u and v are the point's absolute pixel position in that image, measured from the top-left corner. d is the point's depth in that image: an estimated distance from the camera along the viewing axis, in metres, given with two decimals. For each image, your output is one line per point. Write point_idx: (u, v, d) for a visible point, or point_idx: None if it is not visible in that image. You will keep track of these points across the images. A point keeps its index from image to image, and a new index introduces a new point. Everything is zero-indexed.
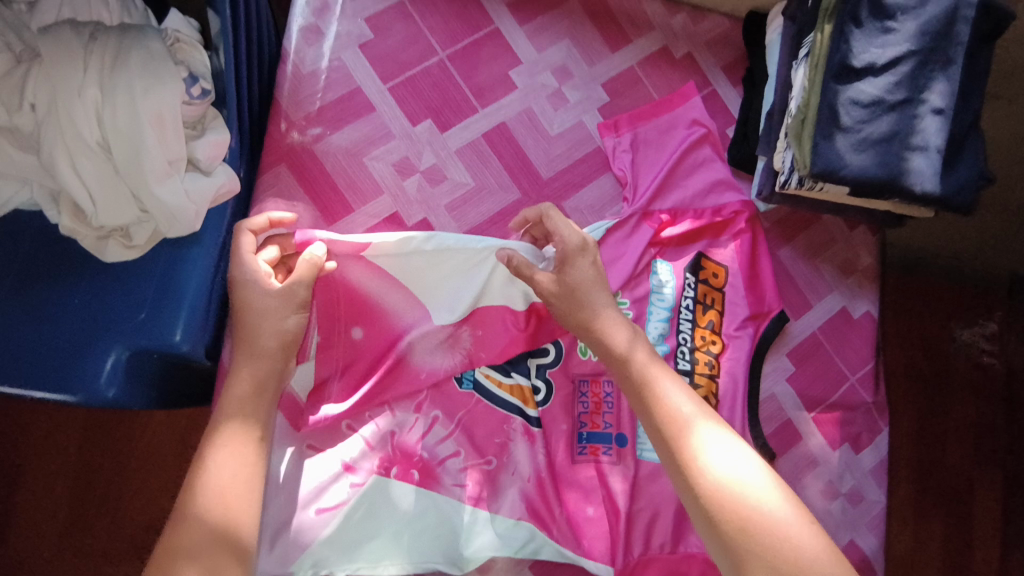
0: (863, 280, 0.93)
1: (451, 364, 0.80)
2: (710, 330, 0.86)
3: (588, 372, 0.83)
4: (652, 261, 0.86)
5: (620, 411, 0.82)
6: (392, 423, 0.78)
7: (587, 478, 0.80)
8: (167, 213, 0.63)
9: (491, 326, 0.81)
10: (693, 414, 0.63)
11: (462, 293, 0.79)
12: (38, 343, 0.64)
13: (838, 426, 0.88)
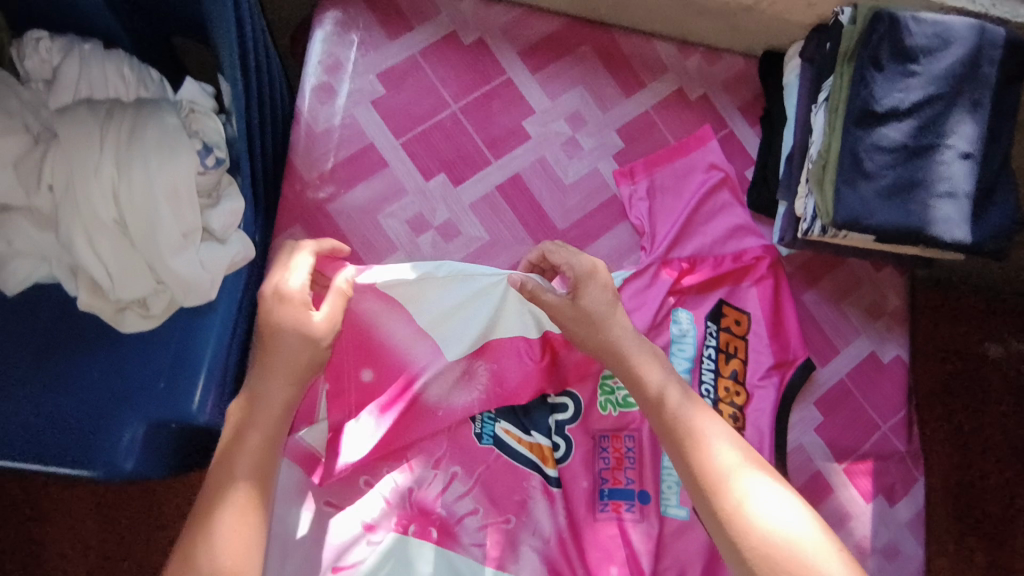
0: (892, 323, 0.90)
1: (469, 400, 0.79)
2: (734, 380, 0.83)
3: (609, 428, 0.82)
4: (671, 310, 0.83)
5: (642, 467, 0.81)
6: (412, 479, 0.77)
7: (610, 536, 0.78)
8: (183, 284, 0.64)
9: (504, 360, 0.80)
10: (735, 462, 0.60)
11: (474, 324, 0.79)
12: (56, 416, 0.64)
13: (871, 477, 0.85)
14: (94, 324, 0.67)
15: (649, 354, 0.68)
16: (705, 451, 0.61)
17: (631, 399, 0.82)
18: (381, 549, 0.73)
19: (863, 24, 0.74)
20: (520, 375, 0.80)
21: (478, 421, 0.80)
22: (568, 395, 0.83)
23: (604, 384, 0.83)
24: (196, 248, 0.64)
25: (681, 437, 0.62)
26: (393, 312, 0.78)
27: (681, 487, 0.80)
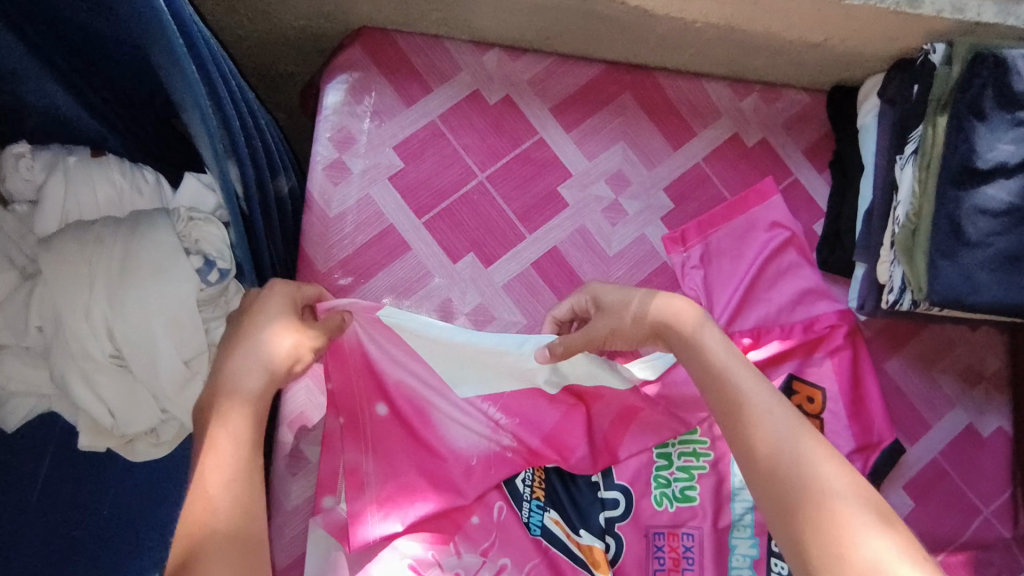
0: (992, 389, 0.79)
1: (486, 445, 0.70)
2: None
3: (665, 524, 0.72)
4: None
5: (703, 566, 0.71)
6: (457, 566, 0.67)
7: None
8: (192, 413, 0.58)
9: (536, 404, 0.71)
10: (884, 552, 0.44)
11: (497, 371, 0.70)
12: (70, 560, 0.59)
13: (976, 572, 0.74)
14: (104, 454, 0.62)
15: (774, 404, 0.53)
16: (844, 534, 0.45)
17: (690, 493, 0.73)
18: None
19: (960, 66, 0.65)
20: (554, 418, 0.71)
21: (524, 508, 0.71)
22: (618, 487, 0.73)
23: (659, 475, 0.74)
24: (201, 375, 0.58)
25: (804, 507, 0.47)
26: (408, 356, 0.69)
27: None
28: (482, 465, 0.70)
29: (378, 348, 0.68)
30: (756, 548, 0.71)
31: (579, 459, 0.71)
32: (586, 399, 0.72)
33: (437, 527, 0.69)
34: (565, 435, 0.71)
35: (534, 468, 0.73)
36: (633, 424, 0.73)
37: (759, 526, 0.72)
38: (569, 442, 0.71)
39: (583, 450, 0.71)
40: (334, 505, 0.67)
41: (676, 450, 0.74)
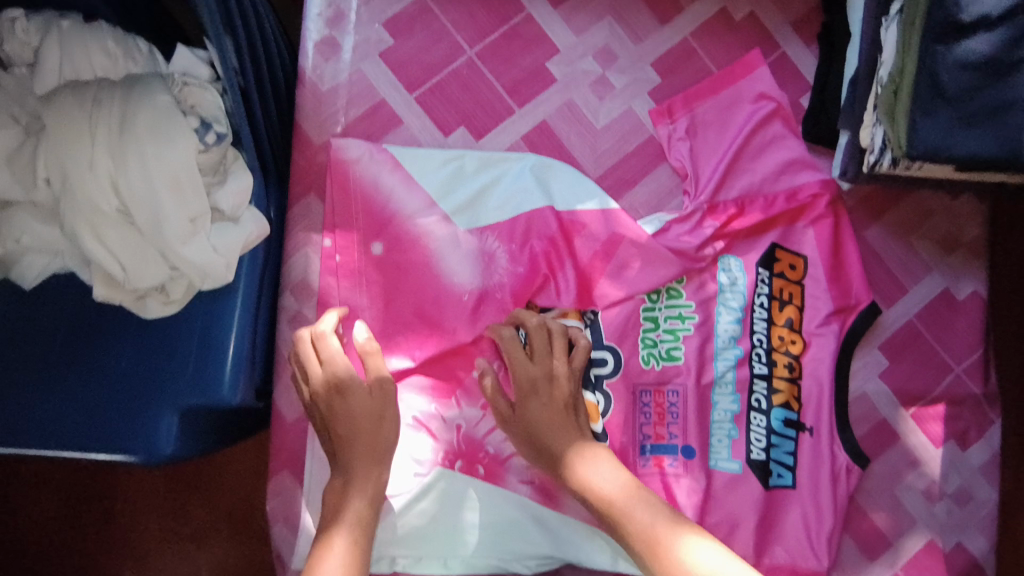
0: (970, 255, 0.81)
1: (478, 279, 0.74)
2: (790, 329, 0.78)
3: (651, 382, 0.78)
4: (719, 258, 0.78)
5: (686, 420, 0.78)
6: (459, 417, 0.74)
7: (656, 492, 0.76)
8: (198, 270, 0.62)
9: (532, 232, 0.75)
10: (709, 560, 0.56)
11: (491, 202, 0.75)
12: (94, 410, 0.63)
13: (943, 422, 0.80)
14: (116, 318, 0.65)
15: (605, 470, 0.64)
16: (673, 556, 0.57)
17: (676, 354, 0.78)
18: (427, 481, 0.73)
19: None
20: (540, 249, 0.75)
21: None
22: (607, 348, 0.77)
23: (645, 337, 0.78)
24: (205, 233, 0.61)
25: (644, 543, 0.59)
26: (405, 184, 0.74)
27: (732, 440, 0.78)
28: (474, 304, 0.73)
29: (370, 175, 0.73)
30: (737, 403, 0.78)
31: (564, 292, 0.74)
32: (572, 233, 0.75)
33: (439, 375, 0.74)
34: (551, 268, 0.75)
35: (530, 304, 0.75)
36: (619, 254, 0.75)
37: (739, 381, 0.78)
38: (555, 276, 0.75)
39: (567, 280, 0.75)
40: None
41: (662, 314, 0.78)
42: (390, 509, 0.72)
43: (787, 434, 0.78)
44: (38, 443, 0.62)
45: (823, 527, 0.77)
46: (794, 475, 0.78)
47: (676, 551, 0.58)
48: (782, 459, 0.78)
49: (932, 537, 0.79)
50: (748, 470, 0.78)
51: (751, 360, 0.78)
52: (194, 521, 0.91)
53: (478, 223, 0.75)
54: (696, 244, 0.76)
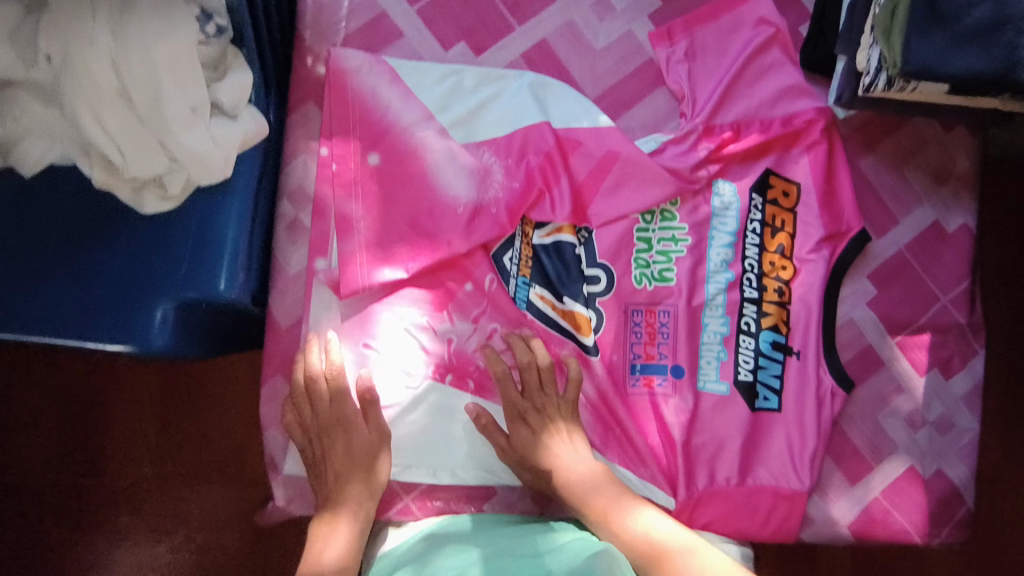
0: (960, 188, 0.82)
1: (473, 193, 0.74)
2: (781, 254, 0.79)
3: (643, 302, 0.78)
4: (713, 182, 0.79)
5: (676, 341, 0.79)
6: (450, 330, 0.75)
7: (643, 410, 0.78)
8: (196, 160, 0.62)
9: (528, 146, 0.76)
10: (659, 525, 0.69)
11: (488, 117, 0.77)
12: (88, 299, 0.63)
13: (928, 351, 0.81)
14: (115, 211, 0.64)
15: (577, 459, 0.72)
16: (628, 526, 0.68)
17: (668, 275, 0.79)
18: (417, 394, 0.73)
19: None
20: (536, 164, 0.76)
21: (512, 284, 0.77)
22: (601, 266, 0.78)
23: (639, 258, 0.79)
24: (206, 123, 0.62)
25: (600, 510, 0.70)
26: (403, 95, 0.74)
27: (721, 362, 0.79)
28: (469, 215, 0.74)
29: (367, 84, 0.74)
30: (726, 326, 0.79)
31: (559, 206, 0.76)
32: (567, 150, 0.77)
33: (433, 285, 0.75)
34: (546, 183, 0.76)
35: (525, 219, 0.78)
36: (614, 171, 0.77)
37: (729, 304, 0.79)
38: (549, 190, 0.76)
39: (562, 194, 0.77)
40: (328, 267, 0.74)
41: (656, 235, 0.79)
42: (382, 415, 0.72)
43: (775, 357, 0.79)
44: (30, 330, 0.62)
45: (807, 444, 0.78)
46: (780, 399, 0.79)
47: (632, 520, 0.69)
48: (769, 381, 0.79)
49: (912, 462, 0.81)
50: (734, 392, 0.78)
51: (742, 284, 0.79)
52: (201, 414, 1.09)
53: (473, 138, 0.76)
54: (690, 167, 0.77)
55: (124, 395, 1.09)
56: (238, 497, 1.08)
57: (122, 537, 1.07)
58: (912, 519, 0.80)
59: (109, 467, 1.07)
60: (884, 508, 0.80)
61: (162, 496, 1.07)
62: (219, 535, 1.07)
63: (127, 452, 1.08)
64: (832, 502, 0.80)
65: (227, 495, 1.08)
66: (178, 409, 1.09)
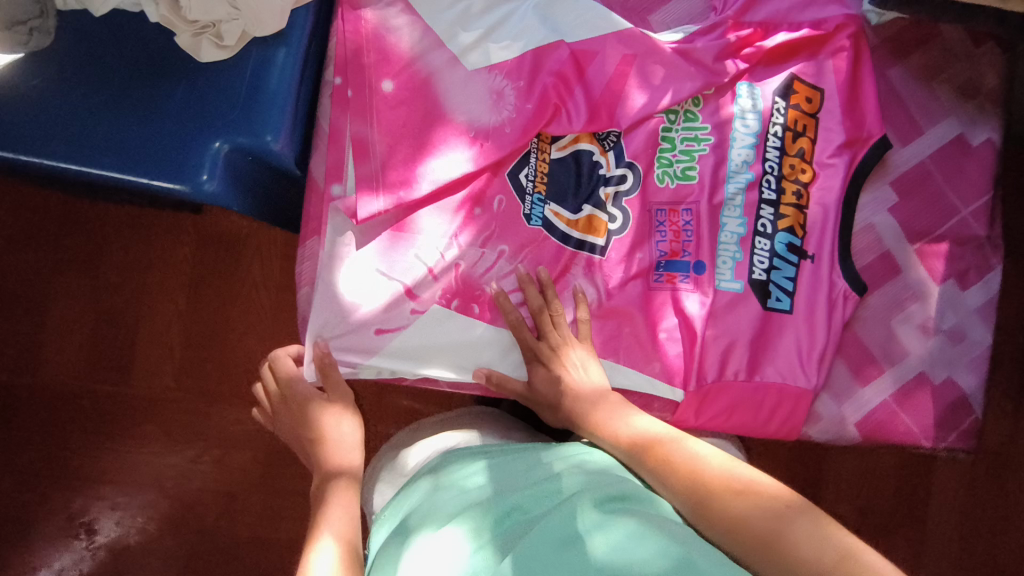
0: (987, 104, 0.83)
1: (495, 121, 0.74)
2: (801, 159, 0.80)
3: (666, 202, 0.79)
4: (734, 87, 0.80)
5: (699, 240, 0.79)
6: (459, 257, 0.74)
7: (663, 306, 0.78)
8: (258, 10, 0.66)
9: (541, 69, 0.75)
10: (654, 425, 0.68)
11: (500, 35, 0.75)
12: (145, 139, 0.66)
13: (944, 261, 0.81)
14: (169, 56, 0.68)
15: (579, 374, 0.73)
16: (624, 424, 0.69)
17: (691, 173, 0.80)
18: (424, 319, 0.73)
19: None
20: (550, 82, 0.74)
21: (527, 201, 0.76)
22: (629, 165, 0.79)
23: (662, 157, 0.80)
24: None
25: (598, 415, 0.70)
26: (415, 21, 0.74)
27: (736, 263, 0.79)
28: (485, 136, 0.73)
29: (383, 11, 0.73)
30: (743, 227, 0.79)
31: (574, 118, 0.75)
32: (582, 62, 0.76)
33: (453, 194, 0.74)
34: (561, 99, 0.75)
35: (541, 134, 0.77)
36: (632, 73, 0.77)
37: (747, 204, 0.80)
38: (564, 105, 0.75)
39: (577, 107, 0.76)
40: (343, 194, 0.71)
41: (679, 135, 0.80)
42: (385, 345, 0.73)
43: (789, 259, 0.79)
44: (92, 161, 0.65)
45: (817, 343, 0.78)
46: (792, 301, 0.79)
47: (628, 420, 0.69)
48: (783, 283, 0.79)
49: (923, 369, 0.81)
50: (748, 290, 0.78)
51: (761, 185, 0.80)
52: (220, 323, 1.12)
53: (492, 62, 0.75)
54: (717, 60, 0.78)
55: (154, 312, 1.12)
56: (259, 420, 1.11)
57: (146, 447, 1.11)
58: (921, 424, 0.80)
59: (138, 380, 1.11)
60: (890, 412, 0.80)
61: (186, 412, 1.11)
62: (236, 454, 1.11)
63: (153, 368, 1.11)
64: (842, 401, 0.81)
65: (247, 417, 1.12)
66: (206, 331, 1.12)
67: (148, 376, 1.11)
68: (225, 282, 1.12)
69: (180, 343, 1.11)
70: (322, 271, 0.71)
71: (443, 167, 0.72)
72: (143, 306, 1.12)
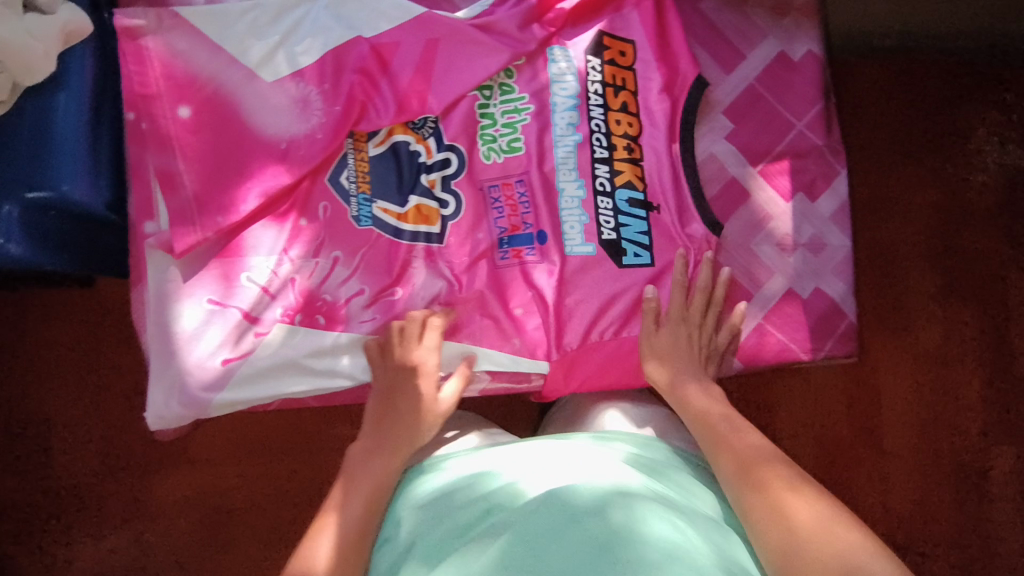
0: (801, 16, 0.83)
1: (306, 128, 0.73)
2: (625, 112, 0.80)
3: (497, 176, 0.78)
4: (547, 49, 0.80)
5: (536, 208, 0.78)
6: (293, 270, 0.74)
7: (512, 281, 0.77)
8: (19, 58, 0.62)
9: (343, 68, 0.74)
10: (720, 410, 0.72)
11: (293, 42, 0.74)
12: None
13: (789, 176, 0.81)
14: None
15: (685, 344, 0.77)
16: (695, 405, 0.73)
17: (516, 146, 0.79)
18: (269, 339, 0.72)
19: None
20: (354, 81, 0.74)
21: (353, 204, 0.75)
22: (453, 149, 0.78)
23: (485, 133, 0.79)
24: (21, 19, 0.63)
25: (680, 391, 0.74)
26: (198, 43, 0.72)
27: (584, 225, 0.78)
28: (297, 147, 0.73)
29: (168, 39, 0.71)
30: (582, 190, 0.78)
31: (383, 112, 0.75)
32: (383, 54, 0.74)
33: (278, 207, 0.74)
34: (366, 96, 0.74)
35: (355, 133, 0.76)
36: (439, 56, 0.75)
37: (581, 166, 0.79)
38: (370, 100, 0.75)
39: (384, 100, 0.75)
40: (158, 230, 0.71)
41: (498, 110, 0.79)
42: (234, 374, 0.71)
43: (635, 213, 0.78)
44: None
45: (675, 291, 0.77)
46: (652, 253, 0.78)
47: (701, 401, 0.73)
48: (633, 238, 0.78)
49: (791, 285, 0.81)
50: (600, 252, 0.77)
51: (591, 145, 0.79)
52: (128, 388, 1.04)
53: (300, 66, 0.73)
54: (522, 28, 0.77)
55: (51, 393, 1.04)
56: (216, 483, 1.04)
57: (69, 539, 1.02)
58: (797, 338, 0.81)
59: (49, 466, 1.03)
60: (766, 334, 0.81)
61: (117, 487, 1.03)
62: (177, 519, 1.03)
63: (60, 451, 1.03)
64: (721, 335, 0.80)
65: (180, 482, 1.04)
66: (108, 403, 1.04)
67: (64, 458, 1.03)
68: (114, 348, 1.05)
69: (96, 417, 1.03)
70: (151, 314, 0.71)
71: (259, 184, 0.72)
72: (34, 385, 1.04)
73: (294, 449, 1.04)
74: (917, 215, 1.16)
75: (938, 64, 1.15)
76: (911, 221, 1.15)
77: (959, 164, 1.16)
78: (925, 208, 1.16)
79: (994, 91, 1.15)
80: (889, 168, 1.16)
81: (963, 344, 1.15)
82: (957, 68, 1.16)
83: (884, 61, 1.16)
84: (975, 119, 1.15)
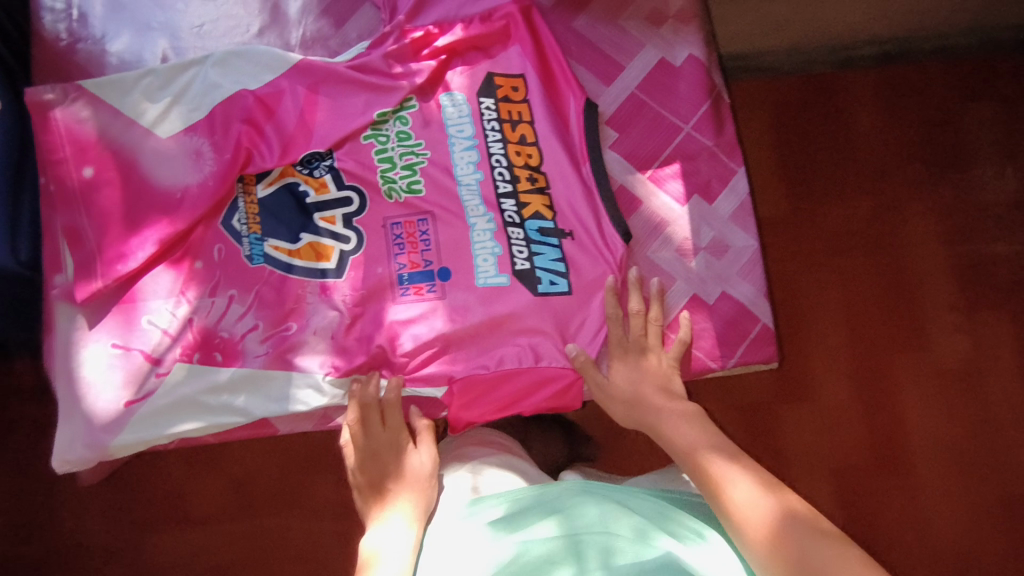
0: (678, 25, 0.84)
1: (199, 177, 0.78)
2: (524, 144, 0.80)
3: (400, 214, 0.79)
4: (439, 96, 0.81)
5: (437, 242, 0.78)
6: (191, 311, 0.77)
7: (405, 313, 0.77)
8: None
9: (230, 121, 0.79)
10: (673, 428, 0.71)
11: (185, 101, 0.80)
12: None
13: (680, 179, 0.81)
14: None
15: (632, 375, 0.75)
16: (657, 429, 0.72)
17: (416, 186, 0.79)
18: (169, 378, 0.75)
19: None
20: (241, 130, 0.78)
21: (245, 244, 0.79)
22: (352, 188, 0.80)
23: (384, 176, 0.79)
24: None
25: (638, 415, 0.74)
26: (100, 109, 0.79)
27: (497, 257, 0.78)
28: (190, 195, 0.77)
29: (72, 108, 0.78)
30: (493, 222, 0.78)
31: (268, 156, 0.79)
32: (268, 103, 0.79)
33: (173, 252, 0.78)
34: (252, 144, 0.79)
35: (244, 178, 0.80)
36: (321, 100, 0.80)
37: (487, 201, 0.79)
38: (257, 147, 0.79)
39: (270, 146, 0.79)
40: (66, 281, 0.76)
41: (396, 153, 0.80)
42: (134, 414, 0.74)
43: (548, 241, 0.78)
44: None
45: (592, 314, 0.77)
46: (569, 279, 0.77)
47: (657, 423, 0.72)
48: (548, 266, 0.77)
49: (697, 291, 0.78)
50: (515, 282, 0.76)
51: (495, 179, 0.79)
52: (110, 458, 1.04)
53: (192, 120, 0.79)
54: (396, 66, 0.81)
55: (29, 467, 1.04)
56: (178, 536, 1.04)
57: None
58: (705, 346, 0.78)
59: (35, 539, 1.03)
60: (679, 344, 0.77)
61: (109, 557, 1.03)
62: None
63: (22, 520, 1.04)
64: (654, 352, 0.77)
65: (171, 548, 1.04)
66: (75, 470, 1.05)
67: (47, 530, 1.04)
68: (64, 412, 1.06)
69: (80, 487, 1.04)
70: (58, 360, 0.75)
71: (154, 231, 0.76)
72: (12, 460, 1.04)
73: (272, 502, 1.05)
74: (920, 222, 1.13)
75: (894, 70, 1.16)
76: (921, 231, 1.13)
77: (958, 185, 1.13)
78: (908, 211, 1.13)
79: (974, 95, 1.15)
80: (866, 171, 1.14)
81: (998, 354, 1.09)
82: (908, 72, 1.16)
83: (839, 72, 1.17)
84: (954, 121, 1.15)
